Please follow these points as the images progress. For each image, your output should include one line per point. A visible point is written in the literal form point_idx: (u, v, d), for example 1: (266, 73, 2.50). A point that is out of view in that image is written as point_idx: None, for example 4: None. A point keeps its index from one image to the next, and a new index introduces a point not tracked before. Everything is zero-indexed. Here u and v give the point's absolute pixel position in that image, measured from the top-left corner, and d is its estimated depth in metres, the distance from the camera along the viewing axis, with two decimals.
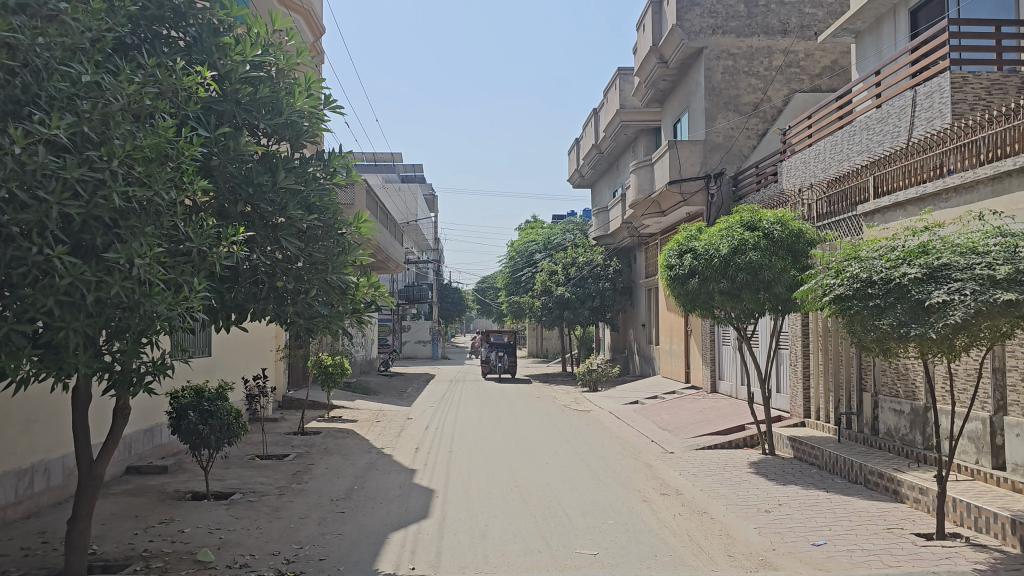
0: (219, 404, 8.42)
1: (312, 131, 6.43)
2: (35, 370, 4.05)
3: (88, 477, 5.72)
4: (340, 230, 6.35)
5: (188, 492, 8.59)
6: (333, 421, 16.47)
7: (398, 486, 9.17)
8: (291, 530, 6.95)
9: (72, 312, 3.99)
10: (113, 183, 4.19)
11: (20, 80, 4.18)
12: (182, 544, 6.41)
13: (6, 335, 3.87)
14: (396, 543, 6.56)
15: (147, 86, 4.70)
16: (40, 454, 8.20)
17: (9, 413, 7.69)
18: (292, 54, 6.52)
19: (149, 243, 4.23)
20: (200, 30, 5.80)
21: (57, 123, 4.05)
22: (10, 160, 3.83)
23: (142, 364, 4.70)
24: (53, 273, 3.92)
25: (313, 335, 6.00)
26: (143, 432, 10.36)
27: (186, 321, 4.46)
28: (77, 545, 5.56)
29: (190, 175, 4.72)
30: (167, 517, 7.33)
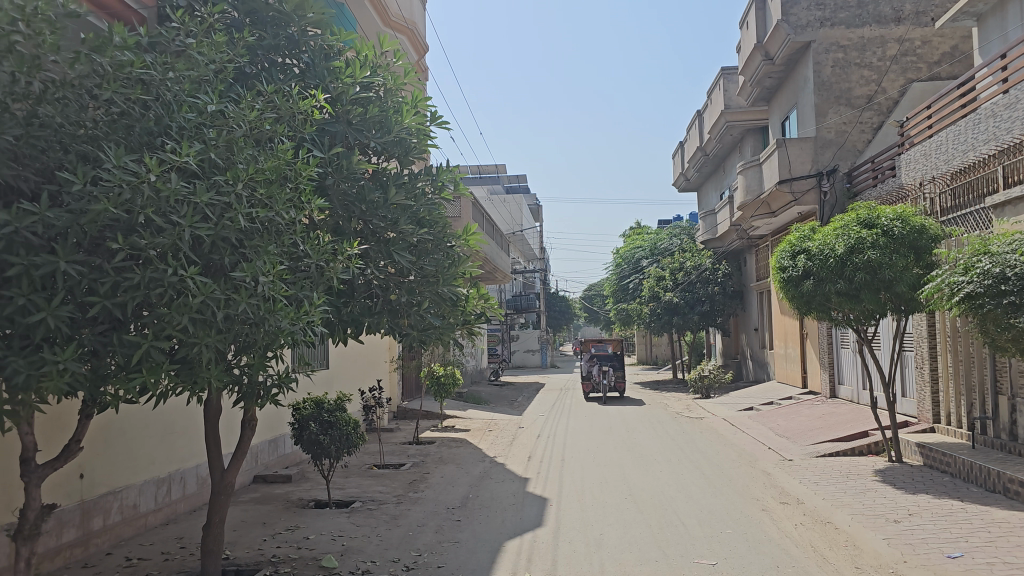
0: (338, 414, 8.70)
1: (421, 148, 6.49)
2: (172, 384, 4.25)
3: (220, 485, 5.98)
4: (449, 242, 6.44)
5: (311, 500, 8.91)
6: (446, 430, 16.75)
7: (512, 494, 9.22)
8: (410, 537, 7.11)
9: (204, 328, 4.16)
10: (238, 206, 4.40)
11: (153, 113, 4.48)
12: (307, 551, 6.65)
13: (147, 352, 4.06)
14: (513, 550, 6.62)
15: (266, 112, 4.98)
16: (176, 463, 8.68)
17: (148, 424, 8.15)
18: (400, 75, 6.65)
19: (271, 261, 4.44)
20: (312, 56, 6.08)
21: (187, 151, 4.28)
22: (147, 188, 4.05)
23: (268, 377, 4.94)
24: (187, 292, 4.10)
25: (426, 346, 6.14)
26: (267, 442, 10.84)
27: (309, 333, 4.63)
28: (212, 550, 5.85)
29: (308, 195, 4.94)
30: (293, 525, 7.63)
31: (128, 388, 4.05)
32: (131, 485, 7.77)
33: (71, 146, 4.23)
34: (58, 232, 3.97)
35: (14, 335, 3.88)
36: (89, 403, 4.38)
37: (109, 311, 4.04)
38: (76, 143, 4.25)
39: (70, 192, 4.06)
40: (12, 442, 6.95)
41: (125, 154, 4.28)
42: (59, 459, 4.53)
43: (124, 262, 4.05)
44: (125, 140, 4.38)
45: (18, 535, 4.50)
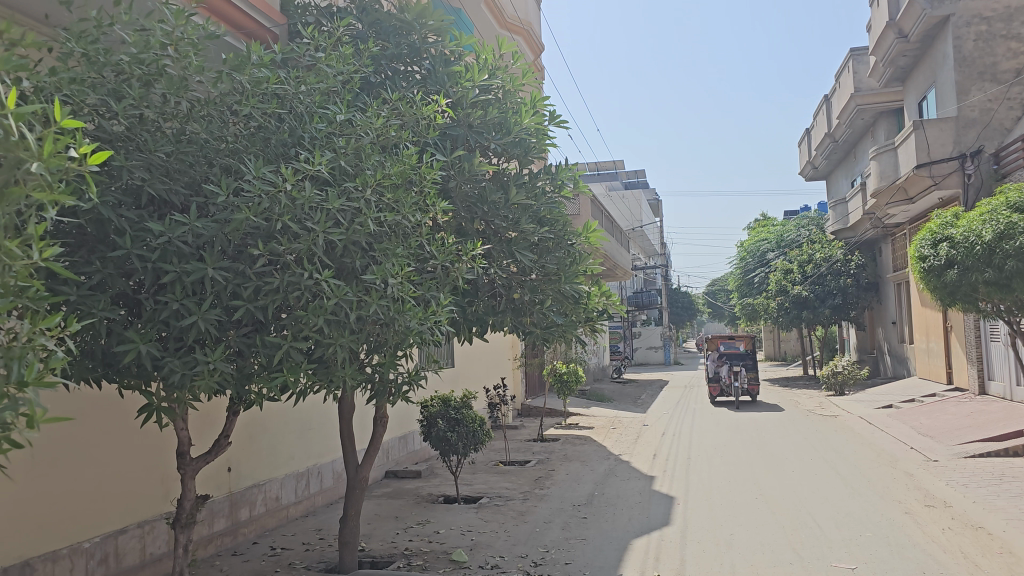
0: (465, 412, 8.88)
1: (541, 147, 6.49)
2: (310, 383, 4.46)
3: (355, 480, 6.20)
4: (570, 240, 6.45)
5: (441, 496, 9.13)
6: (570, 428, 16.80)
7: (638, 492, 9.13)
8: (537, 534, 7.17)
9: (338, 329, 4.33)
10: (368, 211, 4.57)
11: (287, 125, 4.73)
12: (438, 545, 6.82)
13: (287, 353, 4.27)
14: (640, 549, 6.56)
15: (391, 119, 5.16)
16: (314, 458, 9.10)
17: (288, 421, 8.58)
18: (518, 76, 6.69)
19: (399, 263, 4.57)
20: (433, 62, 6.25)
21: (319, 160, 4.49)
22: (284, 197, 4.28)
23: (398, 375, 5.10)
24: (322, 295, 4.28)
25: (549, 344, 6.18)
26: (398, 439, 11.20)
27: (437, 333, 4.75)
28: (349, 542, 6.08)
29: (433, 198, 5.07)
30: (424, 519, 7.85)
31: (270, 387, 4.28)
32: (274, 478, 8.20)
33: (215, 160, 4.50)
34: (206, 240, 4.24)
35: (169, 338, 4.18)
36: (235, 401, 4.66)
37: (252, 314, 4.28)
38: (220, 157, 4.53)
39: (215, 203, 4.33)
40: (169, 436, 7.48)
41: (264, 165, 4.52)
42: (211, 454, 4.83)
43: (265, 267, 4.28)
44: (263, 152, 4.63)
45: (176, 524, 4.83)
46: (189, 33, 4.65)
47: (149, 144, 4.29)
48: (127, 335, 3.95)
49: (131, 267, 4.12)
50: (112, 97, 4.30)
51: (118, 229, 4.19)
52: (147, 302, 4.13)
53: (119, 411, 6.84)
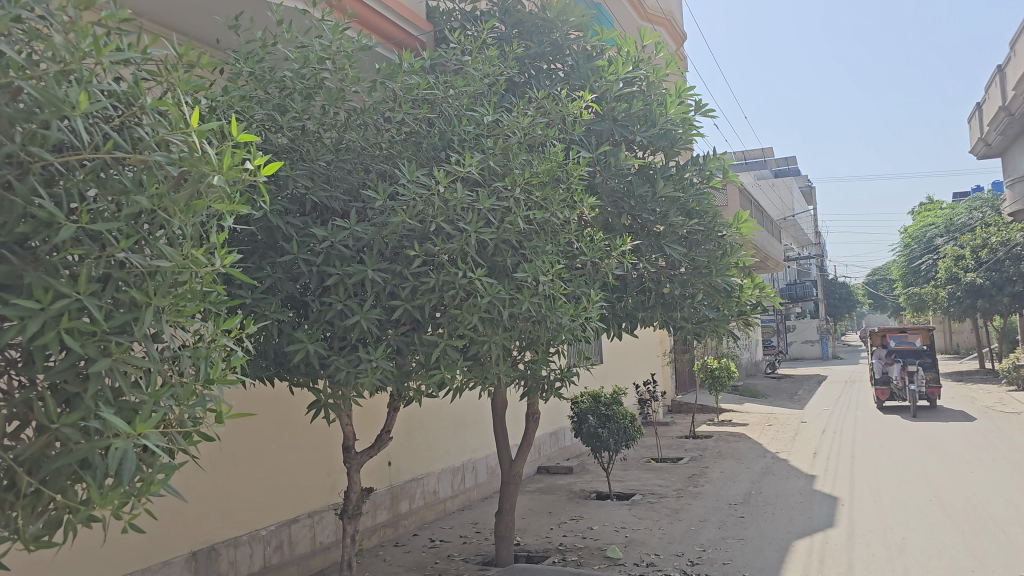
0: (616, 408, 8.84)
1: (687, 138, 6.37)
2: (466, 379, 4.57)
3: (509, 475, 6.29)
4: (720, 232, 6.27)
5: (593, 492, 9.12)
6: (723, 424, 16.40)
7: (798, 492, 8.77)
8: (693, 532, 7.03)
9: (492, 327, 4.42)
10: (517, 209, 4.62)
11: (437, 129, 4.87)
12: (592, 541, 6.82)
13: (443, 351, 4.40)
14: (803, 551, 6.30)
15: (537, 117, 5.20)
16: (468, 453, 9.34)
17: (442, 416, 8.86)
18: (662, 66, 6.59)
19: (550, 261, 4.61)
20: (576, 58, 6.26)
21: (469, 161, 4.58)
22: (437, 199, 4.40)
23: (550, 372, 5.16)
24: (475, 293, 4.37)
25: (701, 338, 6.06)
26: (548, 435, 11.33)
27: (588, 329, 4.77)
28: (505, 536, 6.18)
29: (580, 194, 5.07)
30: (577, 515, 7.88)
31: (429, 383, 4.42)
32: (431, 473, 8.47)
33: (371, 166, 4.69)
34: (365, 243, 4.44)
35: (334, 337, 4.40)
36: (396, 397, 4.85)
37: (409, 313, 4.44)
38: (375, 163, 4.72)
39: (373, 207, 4.53)
40: (333, 432, 7.89)
41: (417, 169, 4.68)
42: (374, 448, 5.05)
43: (420, 267, 4.43)
44: (416, 156, 4.78)
45: (344, 515, 5.08)
46: (344, 46, 4.92)
47: (312, 154, 4.55)
48: (297, 335, 4.19)
49: (298, 271, 4.38)
50: (278, 111, 4.59)
51: (286, 236, 4.46)
52: (313, 303, 4.36)
53: (290, 408, 7.28)
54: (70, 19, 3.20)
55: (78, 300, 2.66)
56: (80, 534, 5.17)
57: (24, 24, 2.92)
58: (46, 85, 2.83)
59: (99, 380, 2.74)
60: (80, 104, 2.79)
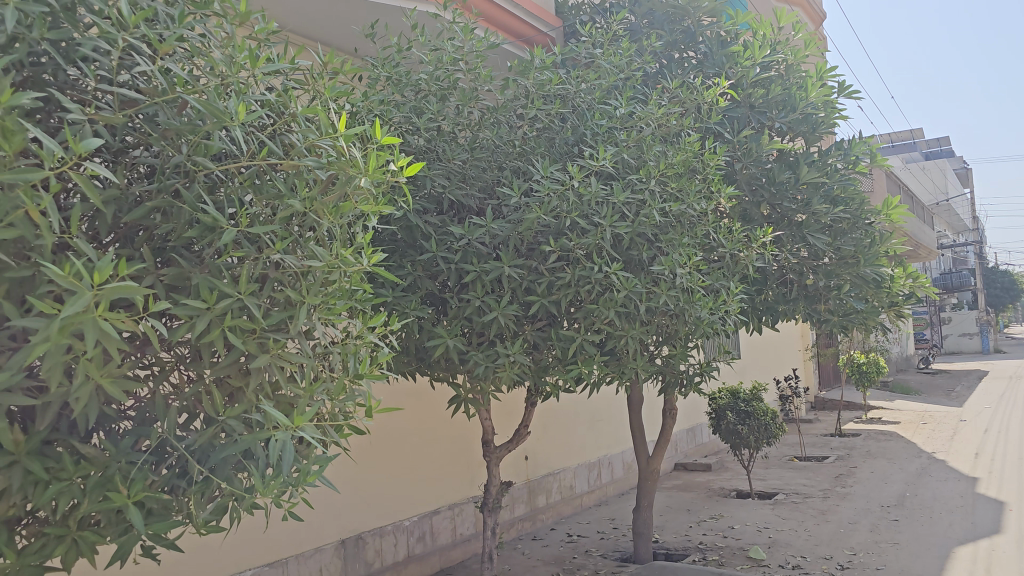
0: (756, 404, 8.58)
1: (830, 122, 6.11)
2: (603, 374, 4.56)
3: (646, 471, 6.20)
4: (868, 219, 5.96)
5: (733, 490, 8.89)
6: (872, 422, 15.62)
7: (958, 495, 8.22)
8: (842, 535, 6.72)
9: (629, 321, 4.40)
10: (653, 201, 4.55)
11: (570, 124, 4.85)
12: (734, 540, 6.65)
13: (580, 346, 4.40)
14: (967, 558, 5.90)
15: (672, 107, 5.10)
16: (604, 448, 9.32)
17: (578, 412, 8.87)
18: (801, 47, 6.32)
19: (687, 253, 4.53)
20: (710, 45, 6.10)
21: (602, 155, 4.53)
22: (572, 194, 4.38)
23: (689, 366, 5.09)
24: (612, 288, 4.34)
25: (848, 331, 5.82)
26: (685, 432, 11.18)
27: (727, 323, 4.69)
28: (643, 533, 6.11)
29: (717, 184, 4.95)
30: (717, 513, 7.70)
31: (566, 378, 4.44)
32: (567, 468, 8.49)
33: (505, 164, 4.75)
34: (501, 240, 4.48)
35: (473, 333, 4.48)
36: (533, 392, 4.89)
37: (546, 308, 4.47)
38: (509, 160, 4.76)
39: (508, 204, 4.56)
40: (473, 427, 8.07)
41: (551, 164, 4.69)
42: (512, 443, 5.11)
43: (556, 263, 4.44)
44: (549, 152, 4.80)
45: (484, 507, 5.17)
46: (477, 46, 4.99)
47: (448, 154, 4.64)
48: (437, 331, 4.30)
49: (437, 268, 4.47)
50: (414, 113, 4.71)
51: (425, 234, 4.57)
52: (452, 300, 4.45)
53: (433, 402, 7.50)
54: (226, 36, 3.39)
55: (240, 300, 2.81)
56: (243, 521, 5.53)
57: (187, 43, 3.11)
58: (207, 99, 3.01)
59: (259, 374, 2.90)
60: (238, 115, 2.95)
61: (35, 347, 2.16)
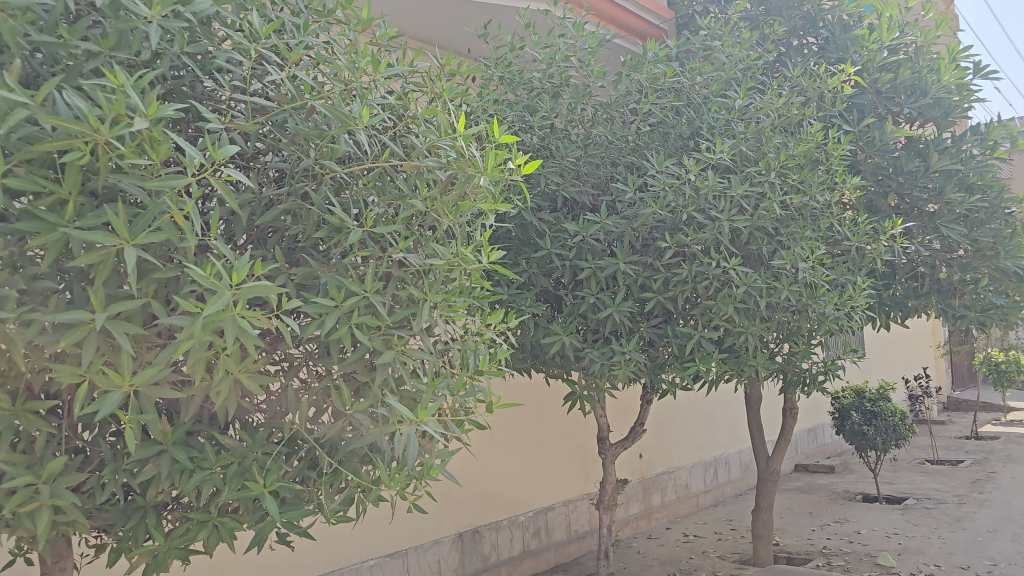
0: (883, 404, 8.24)
1: (965, 106, 5.79)
2: (722, 372, 4.48)
3: (766, 472, 6.03)
4: (1009, 209, 5.60)
5: (858, 494, 8.53)
6: (1011, 424, 14.70)
7: None
8: (980, 544, 6.35)
9: (748, 317, 4.31)
10: (773, 194, 4.41)
11: (685, 118, 4.74)
12: (861, 546, 6.38)
13: (698, 343, 4.34)
14: None
15: (793, 97, 4.93)
16: (720, 448, 9.16)
17: (693, 410, 8.74)
18: (932, 28, 5.99)
19: (811, 247, 4.39)
20: (832, 30, 5.85)
21: (720, 148, 4.43)
22: (688, 188, 4.28)
23: (813, 365, 4.94)
24: (731, 283, 4.25)
25: (987, 327, 5.57)
26: (806, 432, 10.91)
27: (854, 320, 4.51)
28: (763, 535, 5.96)
29: (841, 174, 4.76)
30: (841, 517, 7.41)
31: (683, 376, 4.40)
32: (683, 466, 8.38)
33: (620, 160, 4.72)
34: (616, 236, 4.46)
35: (588, 329, 4.51)
36: (649, 390, 4.84)
37: (662, 305, 4.42)
38: (624, 156, 4.73)
39: (623, 200, 4.53)
40: (588, 424, 8.27)
41: (666, 159, 4.63)
42: (628, 441, 5.07)
43: (672, 259, 4.38)
44: (664, 146, 4.73)
45: (600, 505, 5.16)
46: (589, 42, 4.96)
47: (561, 151, 4.65)
48: (553, 328, 4.36)
49: (551, 266, 4.49)
50: (528, 112, 4.75)
51: (540, 231, 4.58)
52: (567, 297, 4.47)
53: (548, 399, 7.75)
54: (348, 42, 3.49)
55: (366, 298, 2.89)
56: (371, 512, 5.93)
57: (312, 51, 3.23)
58: (333, 104, 3.12)
59: (384, 371, 2.98)
60: (362, 118, 3.03)
61: (182, 343, 2.29)
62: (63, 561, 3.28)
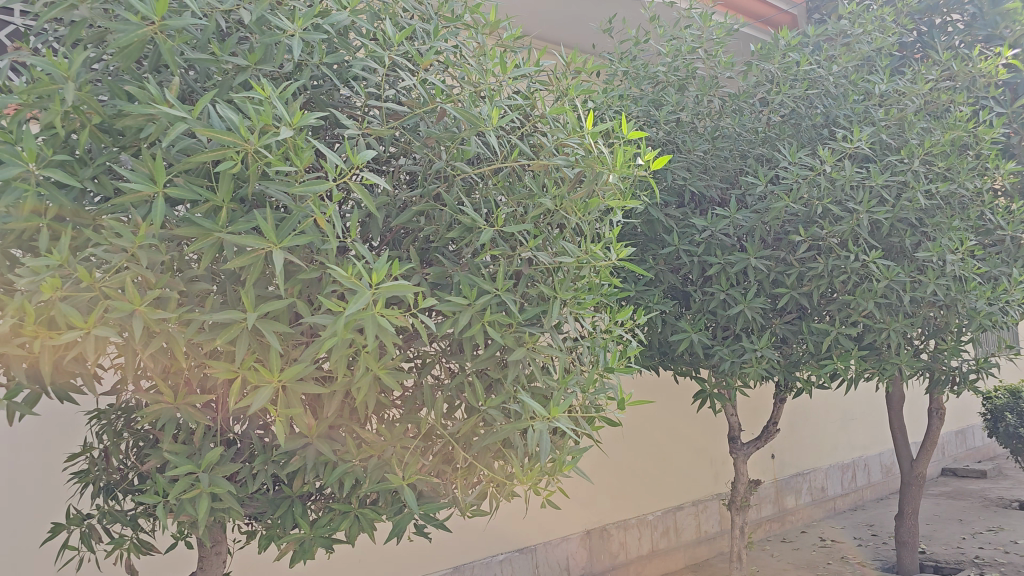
0: None
1: None
2: (863, 370, 4.30)
3: (911, 476, 5.72)
4: None
5: (1014, 501, 7.98)
6: None
7: None
8: None
9: (890, 313, 4.14)
10: (916, 183, 4.19)
11: (819, 107, 4.57)
12: (1018, 556, 5.97)
13: (836, 339, 4.18)
14: None
15: (938, 80, 4.65)
16: (859, 450, 8.79)
17: (830, 410, 8.42)
18: None
19: (960, 238, 4.20)
20: (980, 5, 5.52)
21: (857, 136, 4.23)
22: (823, 179, 4.12)
23: (963, 363, 4.67)
24: (871, 277, 4.09)
25: None
26: (953, 435, 10.35)
27: (1010, 314, 4.33)
28: (908, 542, 5.68)
29: (994, 158, 4.56)
30: (994, 525, 6.95)
31: (820, 374, 4.27)
32: (819, 468, 8.09)
33: (749, 152, 4.60)
34: (747, 230, 4.35)
35: (718, 327, 4.43)
36: (783, 388, 4.70)
37: (797, 301, 4.28)
38: (753, 147, 4.60)
39: (753, 193, 4.41)
40: (719, 422, 8.23)
41: (799, 149, 4.48)
42: (761, 440, 4.93)
43: (807, 253, 4.21)
44: (796, 137, 4.56)
45: (732, 505, 5.06)
46: (717, 32, 4.84)
47: (688, 145, 4.57)
48: (681, 325, 4.32)
49: (679, 262, 4.42)
50: (653, 106, 4.70)
51: (667, 227, 4.51)
52: (695, 294, 4.40)
53: (677, 397, 7.77)
54: (476, 44, 3.55)
55: (498, 296, 2.94)
56: (503, 507, 6.18)
57: (442, 55, 3.30)
58: (463, 107, 3.18)
59: (516, 367, 3.02)
60: (491, 120, 3.06)
61: (326, 340, 2.40)
62: (219, 546, 3.51)
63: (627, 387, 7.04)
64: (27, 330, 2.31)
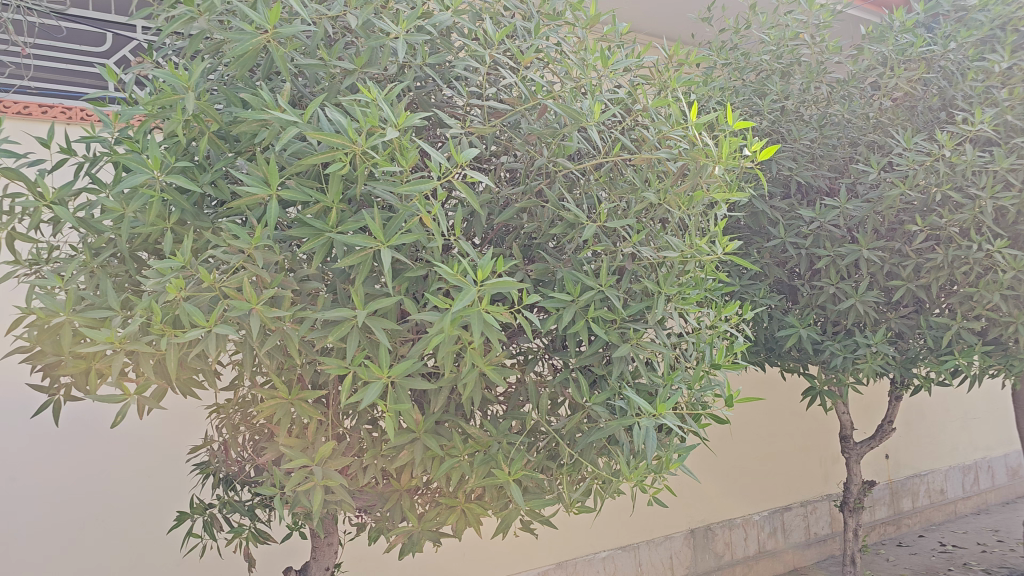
0: None
1: None
2: (988, 366, 4.07)
3: None
4: None
5: None
6: None
7: None
8: None
9: (1019, 306, 3.85)
10: None
11: (935, 88, 4.30)
12: None
13: (958, 334, 3.97)
14: None
15: None
16: (982, 450, 8.35)
17: (950, 408, 8.02)
18: None
19: None
20: None
21: (980, 118, 4.00)
22: (941, 165, 3.91)
23: None
24: (997, 268, 3.83)
25: None
26: None
27: None
28: None
29: None
30: None
31: (940, 371, 4.06)
32: (938, 470, 7.73)
33: (861, 139, 4.43)
34: (858, 221, 4.18)
35: (828, 322, 4.28)
36: (899, 385, 4.51)
37: (914, 294, 4.09)
38: (865, 134, 4.44)
39: (865, 182, 4.24)
40: (830, 420, 7.96)
41: (915, 135, 4.27)
42: (876, 439, 4.74)
43: (925, 243, 4.02)
44: (911, 122, 4.36)
45: (844, 507, 4.93)
46: (824, 15, 4.65)
47: (794, 134, 4.46)
48: (788, 320, 4.20)
49: (786, 255, 4.30)
50: (757, 96, 4.61)
51: (772, 219, 4.38)
52: (803, 288, 4.27)
53: (787, 393, 7.55)
54: (576, 39, 3.53)
55: (602, 291, 2.90)
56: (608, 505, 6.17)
57: (545, 52, 3.31)
58: (565, 102, 3.16)
59: (622, 364, 2.98)
60: (593, 115, 3.02)
61: (433, 337, 2.43)
62: (331, 537, 3.61)
63: (735, 383, 6.90)
64: (154, 328, 2.42)
